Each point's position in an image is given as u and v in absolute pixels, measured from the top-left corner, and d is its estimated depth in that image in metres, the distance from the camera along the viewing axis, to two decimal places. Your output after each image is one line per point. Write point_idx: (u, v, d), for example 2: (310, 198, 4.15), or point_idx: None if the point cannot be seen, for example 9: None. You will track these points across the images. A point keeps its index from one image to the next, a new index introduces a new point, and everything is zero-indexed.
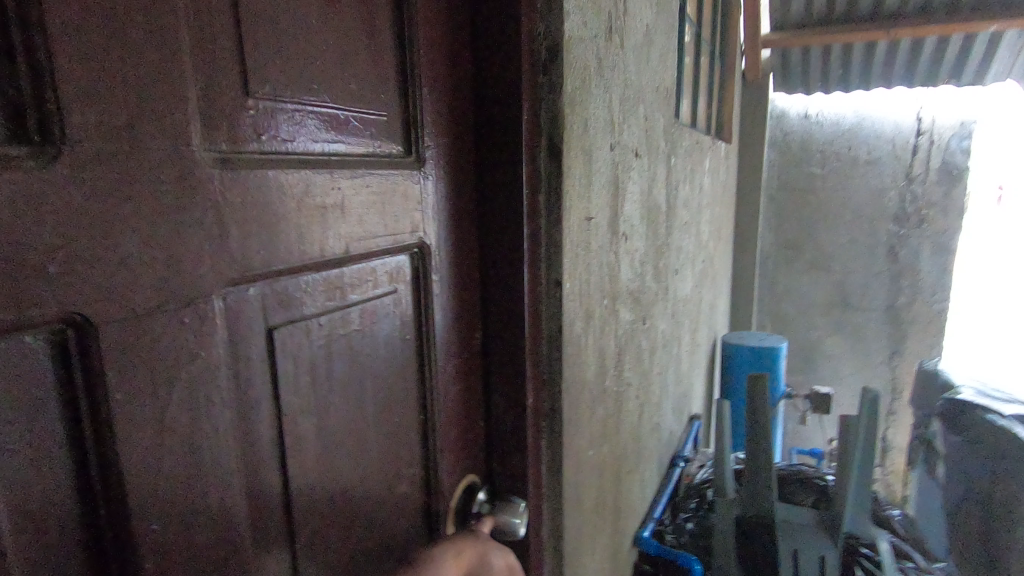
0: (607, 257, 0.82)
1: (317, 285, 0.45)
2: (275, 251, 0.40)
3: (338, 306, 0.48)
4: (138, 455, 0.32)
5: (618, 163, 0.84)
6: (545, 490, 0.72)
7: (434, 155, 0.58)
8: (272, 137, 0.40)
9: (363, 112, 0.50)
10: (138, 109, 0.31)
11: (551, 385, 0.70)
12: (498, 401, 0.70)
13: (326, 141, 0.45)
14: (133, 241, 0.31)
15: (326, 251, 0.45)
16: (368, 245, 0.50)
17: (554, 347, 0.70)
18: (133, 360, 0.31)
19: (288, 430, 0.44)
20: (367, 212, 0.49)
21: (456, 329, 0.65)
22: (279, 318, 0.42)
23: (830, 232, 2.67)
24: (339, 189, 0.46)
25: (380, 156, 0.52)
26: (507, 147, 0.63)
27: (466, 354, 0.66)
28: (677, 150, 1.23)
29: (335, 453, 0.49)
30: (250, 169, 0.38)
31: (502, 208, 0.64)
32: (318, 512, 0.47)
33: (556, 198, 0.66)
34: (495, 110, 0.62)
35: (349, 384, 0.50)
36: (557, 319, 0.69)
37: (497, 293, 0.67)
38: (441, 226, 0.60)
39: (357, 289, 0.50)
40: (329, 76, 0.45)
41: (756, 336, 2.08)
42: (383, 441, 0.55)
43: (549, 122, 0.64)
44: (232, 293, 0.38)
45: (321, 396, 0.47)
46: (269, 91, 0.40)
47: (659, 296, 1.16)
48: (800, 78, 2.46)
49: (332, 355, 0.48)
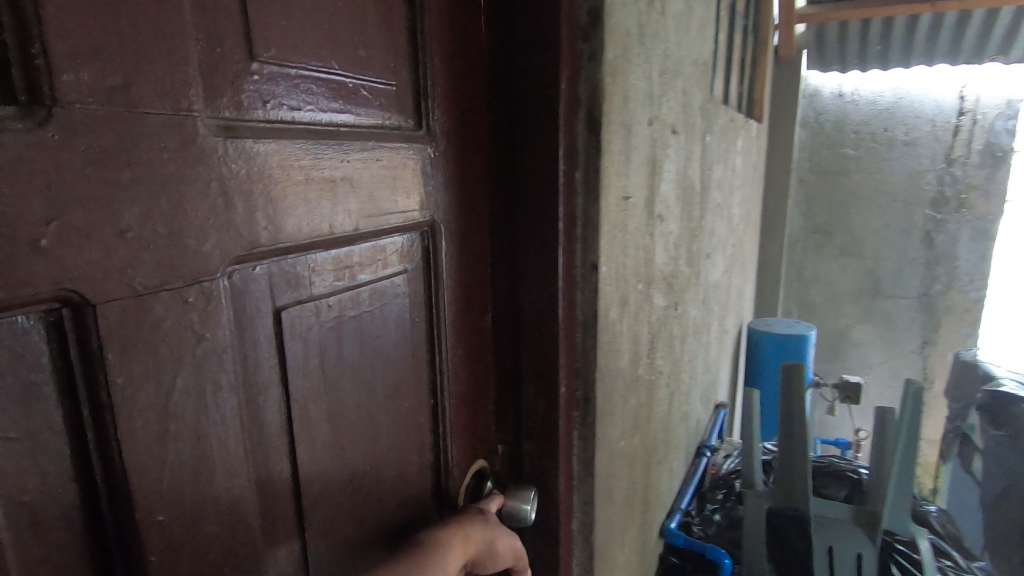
0: (642, 240, 0.77)
1: (326, 264, 0.42)
2: (282, 226, 0.37)
3: (348, 287, 0.45)
4: (142, 447, 0.29)
5: (656, 139, 0.79)
6: (575, 481, 0.69)
7: (445, 127, 0.55)
8: (277, 105, 0.37)
9: (372, 83, 0.46)
10: (134, 67, 0.27)
11: (581, 373, 0.66)
12: (527, 388, 0.66)
13: (334, 111, 0.42)
14: (134, 212, 0.28)
15: (336, 229, 0.42)
16: (380, 222, 0.47)
17: (589, 334, 0.66)
18: (135, 344, 0.29)
19: (297, 413, 0.41)
20: (378, 186, 0.46)
21: (467, 311, 0.62)
22: (288, 298, 0.39)
23: (863, 216, 2.57)
24: (349, 162, 0.42)
25: (390, 127, 0.48)
26: (541, 121, 0.58)
27: (474, 337, 0.64)
28: (711, 128, 1.17)
29: (347, 441, 0.46)
30: (256, 137, 0.35)
31: (531, 185, 0.61)
32: (330, 502, 0.45)
33: (595, 174, 0.61)
34: (527, 78, 0.58)
35: (360, 367, 0.47)
36: (593, 305, 0.65)
37: (530, 272, 0.63)
38: (451, 203, 0.57)
39: (367, 269, 0.47)
40: (336, 40, 0.42)
41: (784, 324, 2.03)
42: (394, 430, 0.53)
43: (588, 93, 0.59)
44: (237, 270, 0.35)
45: (333, 379, 0.44)
46: (274, 57, 0.36)
47: (692, 281, 1.11)
48: (836, 55, 2.36)
49: (343, 337, 0.45)
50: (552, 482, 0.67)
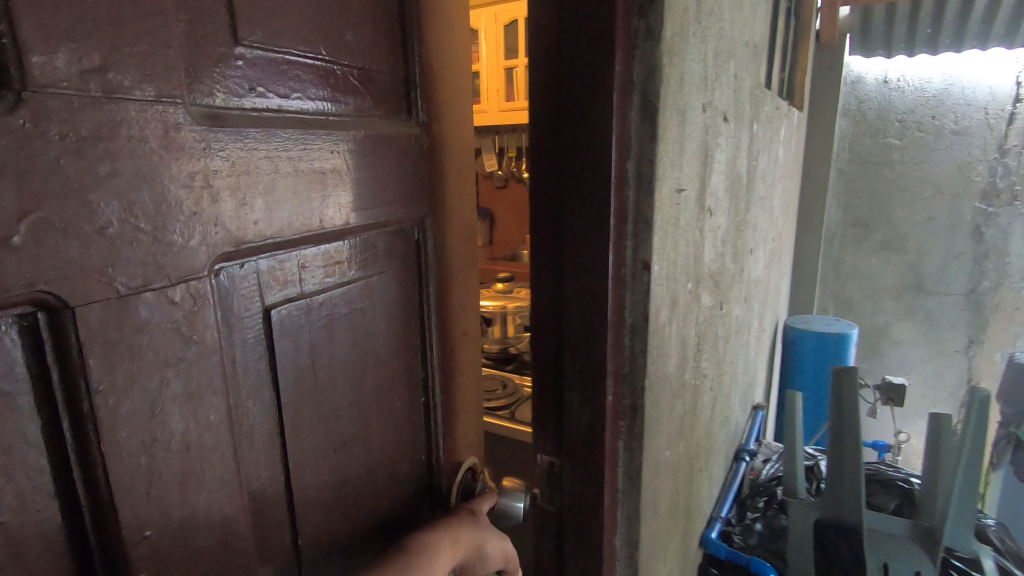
0: (693, 235, 0.72)
1: (316, 260, 0.49)
2: (276, 220, 0.44)
3: (339, 282, 0.53)
4: (119, 439, 0.34)
5: (708, 127, 0.73)
6: (621, 494, 0.64)
7: (430, 128, 0.64)
8: (262, 93, 0.42)
9: (355, 65, 0.52)
10: (112, 54, 0.32)
11: (631, 382, 0.62)
12: (573, 396, 0.62)
13: (324, 103, 0.49)
14: (111, 210, 0.32)
15: (326, 222, 0.50)
16: (369, 216, 0.55)
17: (639, 339, 0.61)
18: (115, 345, 0.33)
19: (291, 435, 0.48)
20: (363, 182, 0.54)
21: (449, 290, 0.71)
22: (276, 298, 0.46)
23: (906, 209, 2.45)
24: (343, 160, 0.51)
25: (378, 119, 0.56)
26: (597, 104, 0.53)
27: (454, 320, 0.73)
28: (759, 115, 1.11)
29: (339, 443, 0.54)
30: (241, 126, 0.40)
31: (580, 179, 0.56)
32: (320, 509, 0.52)
33: (649, 165, 0.56)
34: (576, 62, 0.54)
35: (345, 371, 0.54)
36: (643, 308, 0.60)
37: (575, 273, 0.58)
38: (432, 201, 0.66)
39: (357, 265, 0.55)
40: (327, 31, 0.48)
41: (822, 321, 1.95)
42: (385, 420, 0.61)
43: (644, 75, 0.54)
44: (224, 268, 0.41)
45: (325, 381, 0.51)
46: (261, 40, 0.42)
47: (737, 277, 1.06)
48: (883, 39, 2.26)
49: (332, 341, 0.52)
50: (596, 498, 0.63)
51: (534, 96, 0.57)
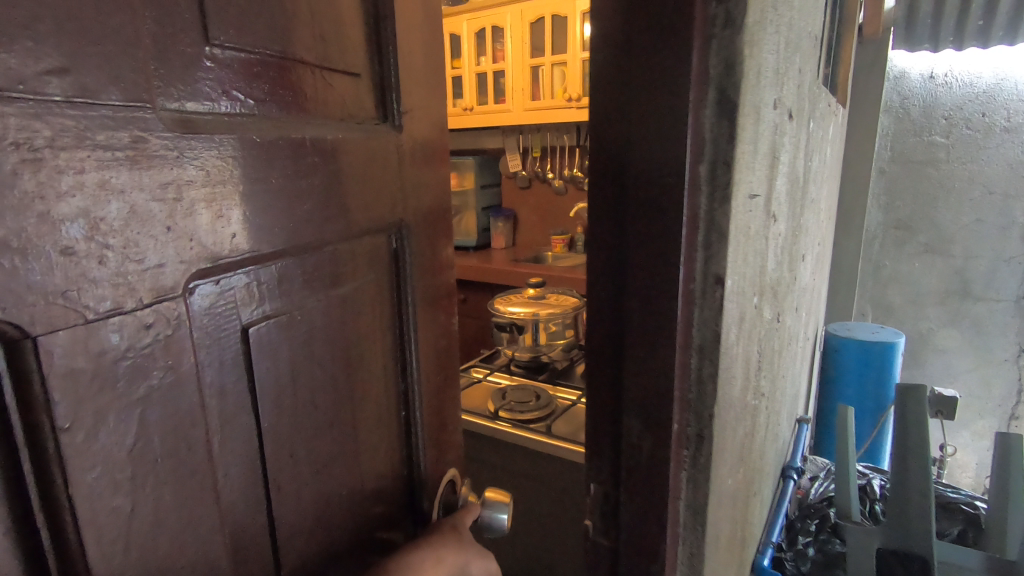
0: (760, 244, 0.66)
1: (294, 272, 0.51)
2: (260, 238, 0.46)
3: (322, 294, 0.55)
4: (86, 468, 0.33)
5: (778, 125, 0.66)
6: (682, 527, 0.58)
7: (409, 139, 0.68)
8: (239, 98, 0.44)
9: (328, 67, 0.54)
10: (74, 57, 0.31)
11: (696, 408, 0.56)
12: (632, 423, 0.57)
13: (304, 112, 0.51)
14: (76, 228, 0.32)
15: (312, 237, 0.53)
16: (352, 225, 0.59)
17: (708, 361, 0.55)
18: (84, 376, 0.33)
19: (273, 462, 0.50)
20: (347, 190, 0.57)
21: (427, 296, 0.75)
22: (252, 318, 0.47)
23: (953, 210, 2.33)
24: (326, 170, 0.54)
25: (356, 124, 0.59)
26: (669, 101, 0.48)
27: (434, 325, 0.78)
28: (815, 112, 1.03)
29: (321, 465, 0.57)
30: (214, 130, 0.41)
31: (645, 184, 0.50)
32: (300, 536, 0.54)
33: (725, 168, 0.50)
34: (644, 58, 0.49)
35: (325, 391, 0.57)
36: (713, 327, 0.54)
37: (639, 287, 0.53)
38: (414, 211, 0.70)
39: (341, 275, 0.58)
40: (300, 33, 0.50)
41: (866, 329, 1.85)
42: (365, 427, 0.64)
43: (721, 67, 0.48)
44: (201, 282, 0.42)
45: (306, 403, 0.54)
46: (233, 39, 0.42)
47: (791, 286, 0.99)
48: (928, 35, 2.12)
49: (314, 362, 0.55)
50: (657, 535, 0.57)
51: (600, 94, 0.53)
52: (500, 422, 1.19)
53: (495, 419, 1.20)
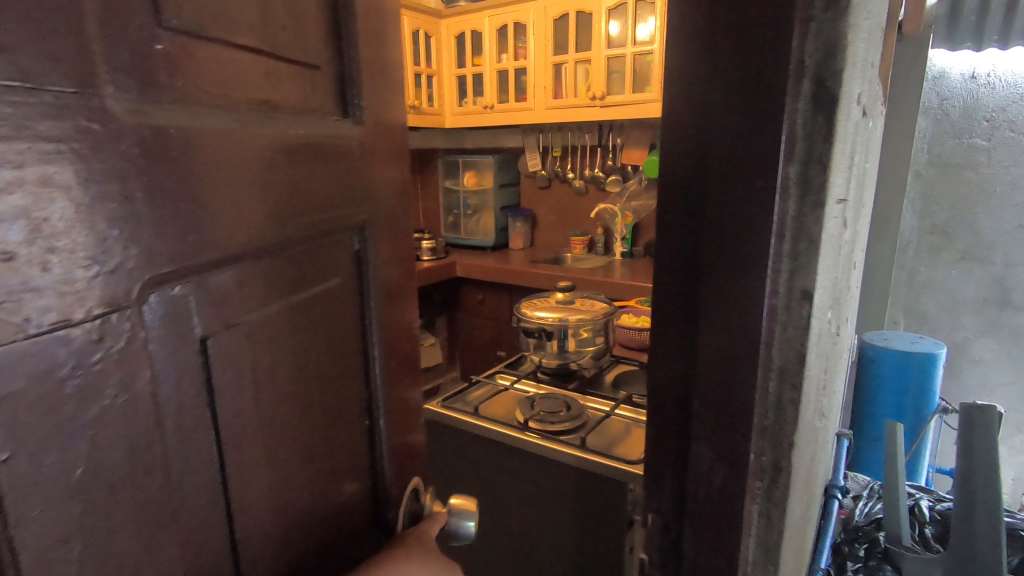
0: (836, 253, 0.59)
1: (254, 279, 0.46)
2: (219, 240, 0.41)
3: (284, 302, 0.51)
4: (28, 507, 0.29)
5: (857, 123, 0.60)
6: (751, 563, 0.52)
7: (372, 134, 0.63)
8: (193, 88, 0.39)
9: (286, 56, 0.50)
10: (13, 34, 0.27)
11: (773, 436, 0.50)
12: (701, 451, 0.51)
13: (261, 106, 0.46)
14: (16, 229, 0.27)
15: (270, 241, 0.48)
16: (312, 227, 0.54)
17: (787, 384, 0.49)
18: (27, 399, 0.28)
19: (234, 485, 0.45)
20: (306, 187, 0.52)
21: (392, 301, 0.71)
22: (211, 328, 0.41)
23: (993, 216, 2.23)
24: (284, 167, 0.49)
25: (317, 118, 0.54)
26: (761, 95, 0.42)
27: (399, 332, 0.73)
28: (875, 109, 0.96)
29: (282, 480, 0.52)
30: (169, 121, 0.36)
31: (728, 187, 0.45)
32: (262, 559, 0.49)
33: (819, 169, 0.44)
34: (736, 52, 0.43)
35: (289, 403, 0.52)
36: (797, 346, 0.48)
37: (715, 301, 0.48)
38: (376, 211, 0.66)
39: (304, 282, 0.54)
40: (255, 18, 0.45)
41: (905, 338, 1.77)
42: (328, 441, 0.59)
43: (821, 54, 0.42)
44: (155, 293, 0.36)
45: (267, 420, 0.49)
46: (184, 24, 0.38)
47: (846, 295, 0.92)
48: (972, 31, 1.97)
49: (271, 379, 0.49)
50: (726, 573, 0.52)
51: (688, 89, 0.47)
52: (529, 433, 1.12)
53: (525, 430, 1.14)
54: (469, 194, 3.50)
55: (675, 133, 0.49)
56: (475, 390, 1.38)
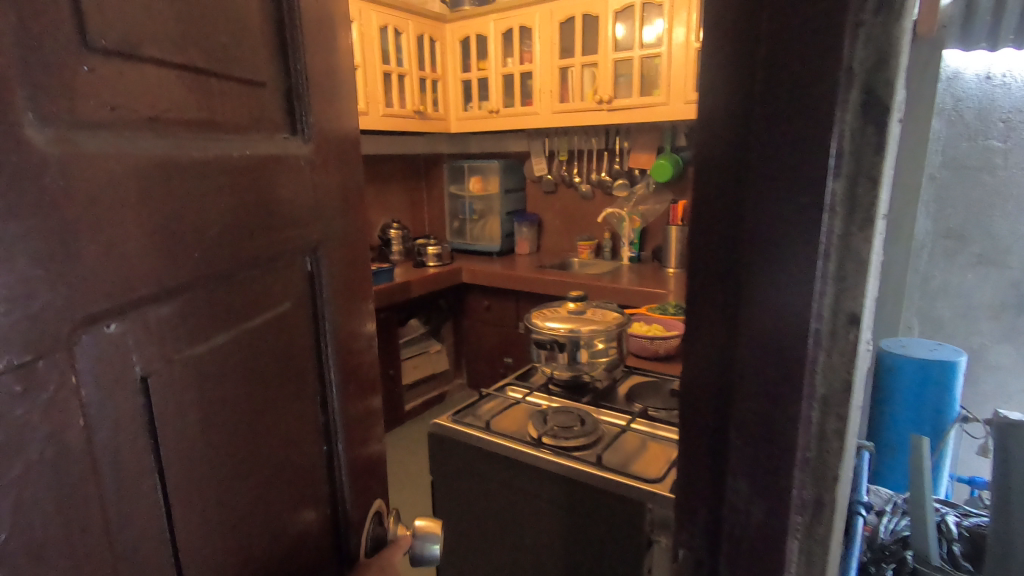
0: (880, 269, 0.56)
1: (202, 308, 0.48)
2: (165, 270, 0.42)
3: (236, 327, 0.53)
4: None
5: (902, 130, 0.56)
6: None
7: (319, 151, 0.67)
8: (129, 112, 0.40)
9: (227, 75, 0.52)
10: None
11: (816, 470, 0.46)
12: (739, 484, 0.48)
13: (206, 130, 0.48)
14: None
15: (220, 264, 0.49)
16: (263, 249, 0.56)
17: (832, 415, 0.45)
18: None
19: (183, 522, 0.45)
20: (257, 206, 0.55)
21: (346, 317, 0.74)
22: (153, 364, 0.42)
23: (1011, 219, 2.16)
24: (234, 190, 0.51)
25: (264, 139, 0.57)
26: (809, 103, 0.39)
27: (354, 347, 0.77)
28: None
29: (235, 521, 0.52)
30: (101, 150, 0.36)
31: (767, 205, 0.42)
32: None
33: (868, 185, 0.41)
34: (783, 57, 0.40)
35: (239, 430, 0.53)
36: (843, 375, 0.45)
37: (755, 326, 0.45)
38: (327, 230, 0.69)
39: (255, 307, 0.56)
40: (193, 38, 0.47)
41: (922, 346, 1.73)
42: (280, 465, 0.60)
43: (872, 61, 0.38)
44: (88, 333, 0.36)
45: (217, 452, 0.50)
46: (117, 40, 0.39)
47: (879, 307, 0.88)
48: (987, 29, 1.89)
49: (220, 408, 0.50)
50: None
51: (721, 97, 0.44)
52: (543, 450, 1.10)
53: (539, 447, 1.11)
54: (475, 199, 3.48)
55: (711, 145, 0.46)
56: (486, 403, 1.35)
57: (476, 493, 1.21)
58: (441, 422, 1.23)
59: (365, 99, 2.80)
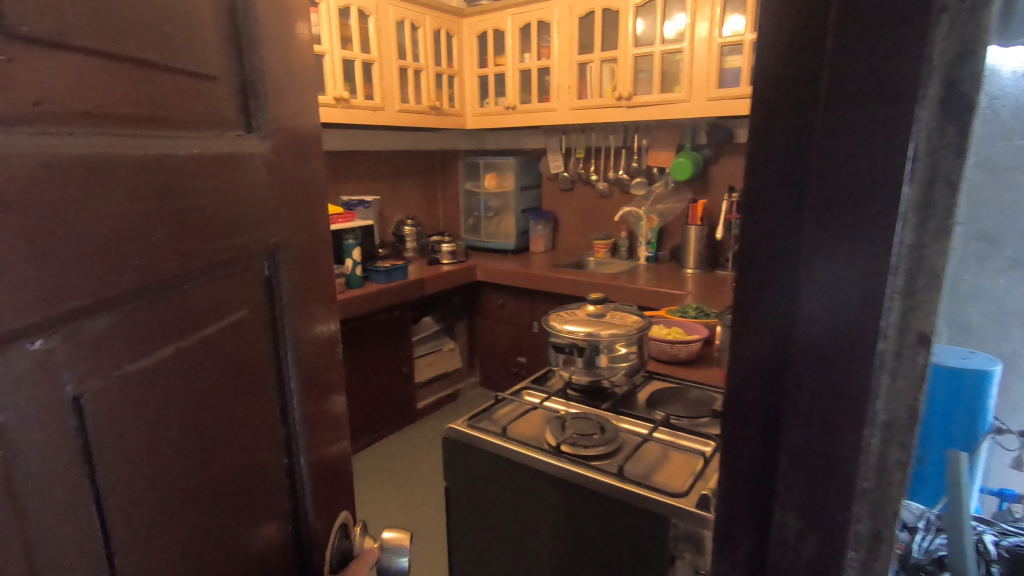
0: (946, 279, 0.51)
1: (146, 320, 0.44)
2: (96, 280, 0.39)
3: (185, 341, 0.49)
4: None
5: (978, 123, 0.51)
6: None
7: (278, 147, 0.63)
8: (55, 106, 0.36)
9: (174, 65, 0.48)
10: None
11: (874, 501, 0.42)
12: (788, 517, 0.44)
13: (148, 126, 0.44)
14: None
15: (165, 272, 0.45)
16: (216, 254, 0.52)
17: (895, 445, 0.41)
18: None
19: (124, 548, 0.42)
20: (207, 209, 0.50)
21: (307, 324, 0.70)
22: (86, 382, 0.38)
23: None
24: (179, 192, 0.47)
25: (216, 136, 0.53)
26: (884, 100, 0.35)
27: (318, 356, 0.73)
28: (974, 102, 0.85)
29: (188, 545, 0.49)
30: (20, 147, 0.33)
31: (826, 215, 0.38)
32: None
33: (947, 191, 0.37)
34: (850, 51, 0.35)
35: (190, 450, 0.49)
36: (909, 400, 0.40)
37: (810, 347, 0.41)
38: (288, 232, 0.65)
39: (207, 319, 0.52)
40: (133, 24, 0.43)
41: (956, 353, 1.66)
42: (236, 485, 0.56)
43: (957, 52, 0.34)
44: (6, 350, 0.33)
45: (166, 472, 0.46)
46: (44, 26, 0.35)
47: None
48: None
49: (174, 422, 0.47)
50: None
51: (781, 94, 0.40)
52: (564, 459, 1.06)
53: (558, 456, 1.07)
54: (490, 196, 3.45)
55: (767, 144, 0.42)
56: (502, 407, 1.31)
57: (492, 501, 1.18)
58: (456, 426, 1.20)
59: (384, 94, 2.79)
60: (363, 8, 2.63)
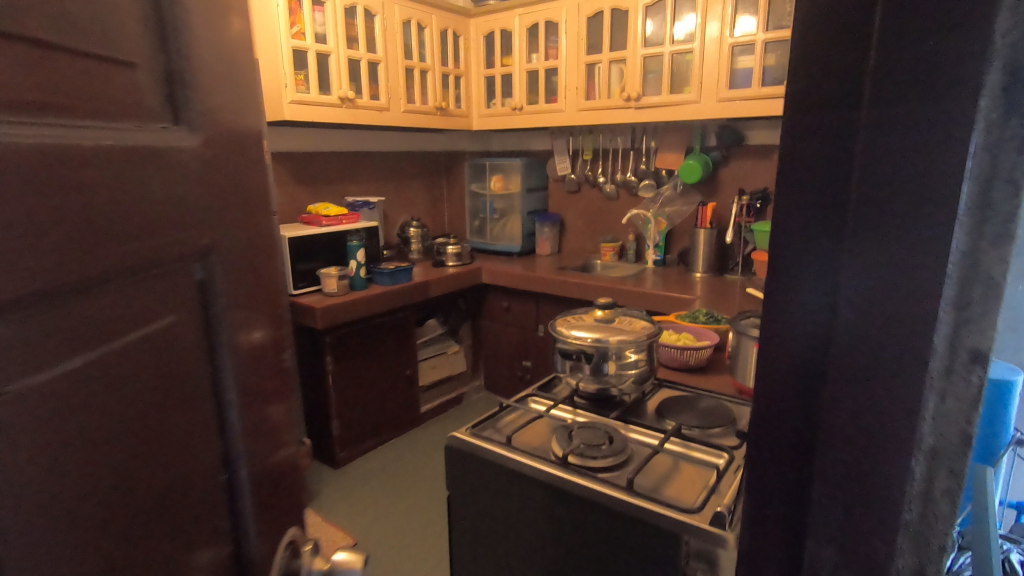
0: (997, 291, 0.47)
1: (34, 331, 0.34)
2: None
3: (82, 365, 0.38)
4: None
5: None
6: None
7: (214, 130, 0.51)
8: None
9: (82, 19, 0.38)
10: None
11: (917, 536, 0.38)
12: (821, 549, 0.40)
13: (38, 91, 0.35)
14: None
15: (61, 275, 0.36)
16: (128, 259, 0.42)
17: (944, 473, 0.37)
18: None
19: None
20: (115, 201, 0.40)
21: (252, 347, 0.58)
22: None
23: None
24: (80, 173, 0.37)
25: (136, 112, 0.43)
26: (938, 90, 0.31)
27: (268, 383, 0.61)
28: None
29: None
30: None
31: (869, 219, 0.35)
32: None
33: (1009, 190, 0.32)
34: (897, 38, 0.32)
35: (85, 507, 0.38)
36: (960, 425, 0.37)
37: (847, 362, 0.37)
38: (225, 234, 0.53)
39: (115, 338, 0.41)
40: None
41: None
42: (152, 550, 0.44)
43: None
44: None
45: (60, 525, 0.36)
46: None
47: None
48: None
49: (65, 486, 0.36)
50: None
51: (815, 88, 0.37)
52: (569, 471, 1.02)
53: (565, 467, 1.03)
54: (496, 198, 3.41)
55: (800, 139, 0.38)
56: (507, 415, 1.28)
57: (495, 514, 1.14)
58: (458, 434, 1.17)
59: (389, 94, 2.76)
60: (369, 7, 2.59)
